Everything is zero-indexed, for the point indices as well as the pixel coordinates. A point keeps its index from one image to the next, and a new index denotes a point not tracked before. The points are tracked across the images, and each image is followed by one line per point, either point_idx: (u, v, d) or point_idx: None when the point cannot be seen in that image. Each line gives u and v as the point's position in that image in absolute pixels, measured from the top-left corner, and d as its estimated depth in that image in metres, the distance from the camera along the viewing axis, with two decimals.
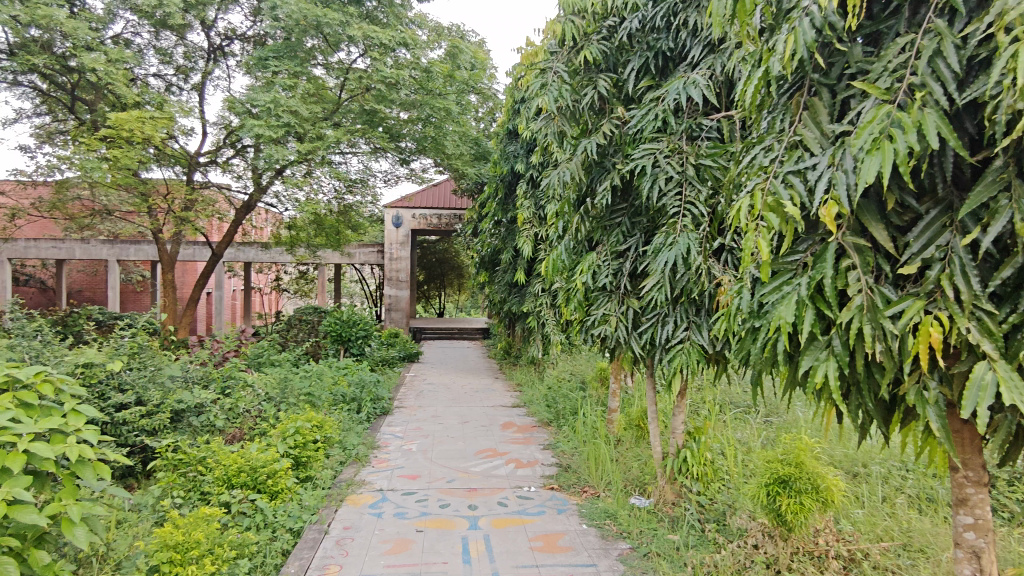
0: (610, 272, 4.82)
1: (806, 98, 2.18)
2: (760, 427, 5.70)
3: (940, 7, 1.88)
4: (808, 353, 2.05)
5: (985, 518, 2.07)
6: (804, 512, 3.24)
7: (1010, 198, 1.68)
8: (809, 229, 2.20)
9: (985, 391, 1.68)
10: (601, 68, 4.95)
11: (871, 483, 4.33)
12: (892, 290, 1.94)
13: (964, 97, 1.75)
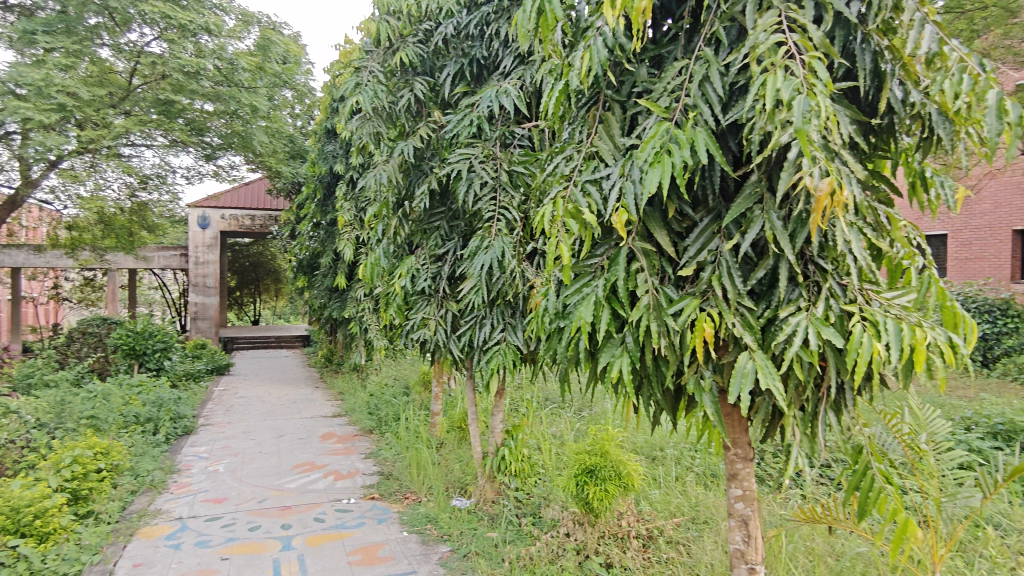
0: (429, 276, 4.81)
1: (600, 113, 2.34)
2: (572, 421, 6.05)
3: (708, 37, 2.12)
4: (605, 350, 2.20)
5: (751, 489, 2.36)
6: (608, 498, 3.48)
7: (762, 208, 1.94)
8: (605, 234, 2.36)
9: (746, 377, 1.91)
10: (417, 71, 4.92)
11: (666, 465, 4.78)
12: (673, 290, 2.14)
13: (727, 118, 1.98)
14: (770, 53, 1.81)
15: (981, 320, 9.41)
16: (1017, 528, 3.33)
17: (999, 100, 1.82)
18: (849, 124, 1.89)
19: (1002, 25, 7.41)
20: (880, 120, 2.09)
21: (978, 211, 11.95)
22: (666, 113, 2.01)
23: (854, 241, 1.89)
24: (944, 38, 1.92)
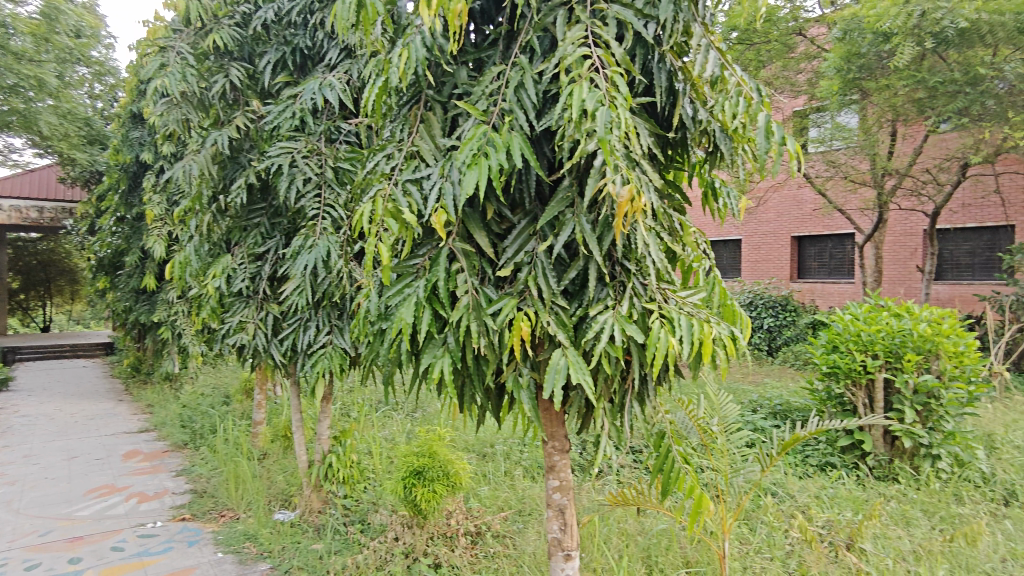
0: (246, 276, 4.48)
1: (421, 112, 2.33)
2: (404, 422, 5.98)
3: (524, 45, 2.19)
4: (427, 351, 2.18)
5: (567, 479, 2.48)
6: (436, 498, 3.49)
7: (573, 212, 2.04)
8: (427, 235, 2.34)
9: (559, 373, 2.00)
10: (233, 55, 4.55)
11: (496, 461, 4.90)
12: (492, 290, 2.19)
13: (540, 125, 2.06)
14: (577, 64, 1.92)
15: (767, 314, 10.75)
16: (789, 494, 3.83)
17: (767, 121, 2.08)
18: (647, 136, 2.06)
19: (781, 57, 8.52)
20: (675, 134, 2.30)
21: (765, 219, 13.68)
22: (483, 116, 2.05)
23: (652, 245, 2.06)
24: (725, 64, 2.16)
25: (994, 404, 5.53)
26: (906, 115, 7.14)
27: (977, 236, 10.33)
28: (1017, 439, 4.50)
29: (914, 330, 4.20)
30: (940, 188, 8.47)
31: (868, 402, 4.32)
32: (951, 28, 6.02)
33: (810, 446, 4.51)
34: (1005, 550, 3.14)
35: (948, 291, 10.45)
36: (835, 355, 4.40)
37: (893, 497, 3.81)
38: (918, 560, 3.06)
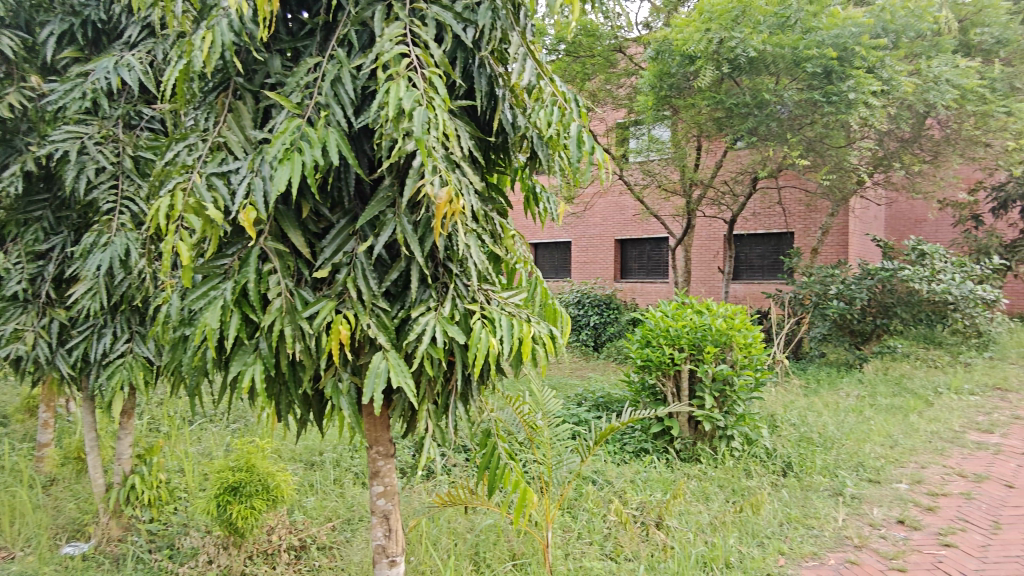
0: (24, 277, 3.85)
1: (229, 101, 2.16)
2: (223, 434, 5.54)
3: (341, 38, 2.12)
4: (236, 358, 2.02)
5: (391, 484, 2.43)
6: (254, 515, 3.26)
7: (393, 212, 2.01)
8: (236, 233, 2.17)
9: (379, 377, 1.94)
10: (5, 21, 3.90)
11: (324, 469, 4.70)
12: (309, 292, 2.08)
13: (358, 122, 2.01)
14: (395, 62, 1.89)
15: (593, 312, 11.43)
16: (607, 480, 4.08)
17: (579, 131, 2.22)
18: (467, 139, 2.09)
19: (604, 71, 9.10)
20: (496, 138, 2.35)
21: (591, 223, 14.56)
22: (296, 109, 1.95)
23: (473, 247, 2.09)
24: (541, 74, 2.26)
25: (777, 388, 6.35)
26: (707, 131, 7.97)
27: (764, 242, 11.81)
28: (794, 417, 5.21)
29: (712, 325, 4.67)
30: (736, 199, 9.56)
31: (675, 391, 4.75)
32: (743, 56, 6.79)
33: (628, 434, 4.85)
34: (783, 515, 3.59)
35: (743, 290, 11.79)
36: (648, 349, 4.77)
37: (695, 476, 4.22)
38: (713, 531, 3.40)
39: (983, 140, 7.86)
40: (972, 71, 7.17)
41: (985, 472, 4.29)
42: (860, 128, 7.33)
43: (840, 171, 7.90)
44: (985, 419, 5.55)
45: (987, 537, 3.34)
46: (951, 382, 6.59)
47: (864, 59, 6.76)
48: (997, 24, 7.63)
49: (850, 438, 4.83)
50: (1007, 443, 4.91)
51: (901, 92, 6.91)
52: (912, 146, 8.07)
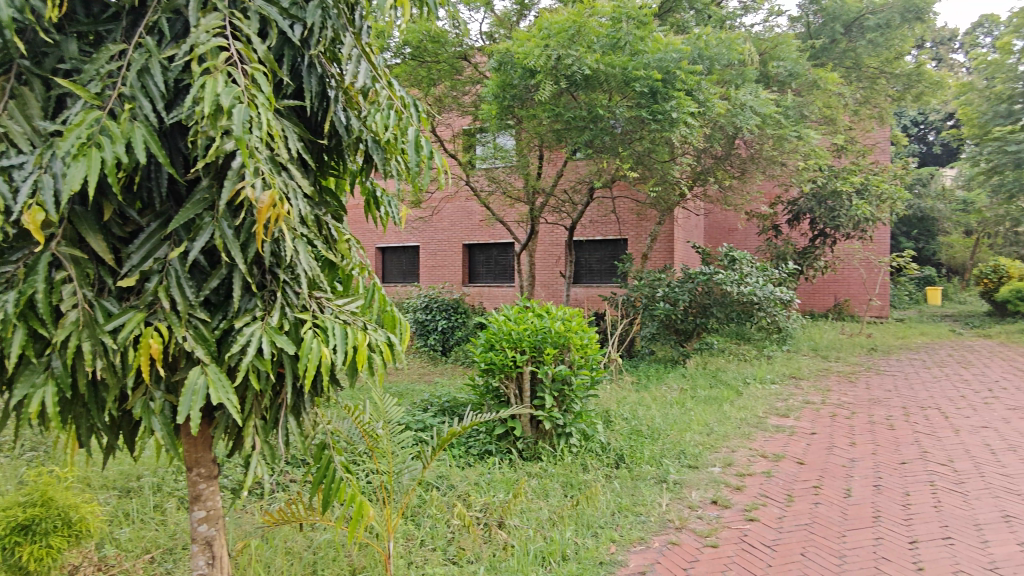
0: None
1: (11, 86, 1.89)
2: (15, 465, 4.83)
3: (151, 25, 1.95)
4: (20, 381, 1.77)
5: (215, 508, 2.27)
6: (52, 555, 2.88)
7: (212, 216, 1.87)
8: (20, 237, 1.90)
9: (196, 395, 1.79)
10: None
11: (142, 496, 4.26)
12: (113, 303, 1.88)
13: (171, 117, 1.85)
14: (212, 55, 1.77)
15: (440, 316, 11.36)
16: (451, 484, 4.10)
17: (415, 136, 2.23)
18: (295, 140, 2.01)
19: (449, 78, 9.18)
20: (328, 140, 2.28)
21: (439, 228, 14.60)
22: (95, 100, 1.75)
23: (303, 253, 2.00)
24: (376, 76, 2.23)
25: (611, 386, 6.77)
26: (547, 141, 8.34)
27: (603, 247, 12.52)
28: (626, 412, 5.59)
29: (551, 327, 4.86)
30: (575, 207, 10.06)
31: (518, 392, 4.87)
32: (578, 73, 7.17)
33: (472, 437, 4.91)
34: (615, 505, 3.82)
35: (583, 293, 12.41)
36: (491, 353, 4.81)
37: (536, 474, 4.38)
38: (552, 526, 3.54)
39: (780, 159, 8.95)
40: (770, 100, 8.12)
41: (781, 452, 4.89)
42: (681, 144, 8.04)
43: (665, 183, 8.64)
44: (783, 404, 6.32)
45: (783, 510, 3.80)
46: (756, 373, 7.44)
47: (684, 82, 7.39)
48: (790, 59, 8.62)
49: (674, 428, 5.28)
50: (799, 425, 5.63)
51: (714, 113, 7.65)
52: (725, 163, 8.98)
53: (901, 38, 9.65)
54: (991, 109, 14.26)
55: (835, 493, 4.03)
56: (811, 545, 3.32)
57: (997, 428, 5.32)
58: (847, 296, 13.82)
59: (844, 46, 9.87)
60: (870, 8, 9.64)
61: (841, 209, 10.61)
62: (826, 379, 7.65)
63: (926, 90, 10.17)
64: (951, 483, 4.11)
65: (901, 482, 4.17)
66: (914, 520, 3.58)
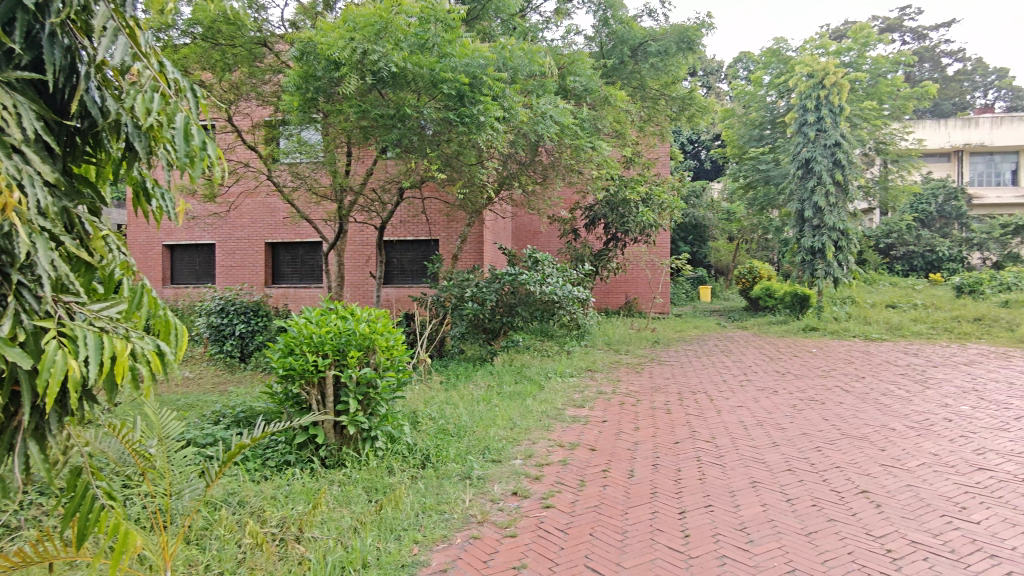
0: None
1: None
2: None
3: None
4: None
5: None
6: None
7: None
8: None
9: None
10: None
11: None
12: None
13: None
14: None
15: (239, 320, 10.51)
16: (243, 501, 3.81)
17: (185, 124, 2.03)
18: (30, 118, 1.73)
19: (247, 65, 8.48)
20: (79, 123, 1.99)
21: (238, 224, 13.53)
22: None
23: (41, 250, 1.72)
24: (138, 54, 1.99)
25: (420, 386, 6.77)
26: (353, 138, 8.14)
27: (415, 247, 12.52)
28: (433, 411, 5.62)
29: (356, 330, 4.70)
30: (385, 206, 9.90)
31: (320, 397, 4.64)
32: (384, 70, 7.08)
33: (270, 447, 4.60)
34: (419, 506, 3.82)
35: (394, 293, 12.33)
36: (290, 358, 4.51)
37: (338, 482, 4.23)
38: (353, 533, 3.44)
39: (577, 168, 9.60)
40: (567, 111, 8.67)
41: (577, 440, 5.25)
42: (487, 148, 8.27)
43: (473, 185, 8.89)
44: (579, 396, 6.80)
45: (576, 494, 4.08)
46: (557, 367, 7.92)
47: (490, 89, 7.59)
48: (584, 76, 9.29)
49: (480, 425, 5.42)
50: (593, 414, 6.09)
51: (517, 121, 7.97)
52: (529, 169, 9.40)
53: (677, 65, 10.78)
54: (747, 132, 16.61)
55: (621, 474, 4.42)
56: (598, 526, 3.59)
57: (749, 406, 6.20)
58: (635, 294, 15.24)
59: (631, 67, 10.74)
60: (651, 36, 10.60)
61: (630, 215, 11.64)
62: (617, 371, 8.37)
63: (697, 112, 11.55)
64: (713, 457, 4.71)
65: (674, 460, 4.69)
66: (684, 493, 4.04)
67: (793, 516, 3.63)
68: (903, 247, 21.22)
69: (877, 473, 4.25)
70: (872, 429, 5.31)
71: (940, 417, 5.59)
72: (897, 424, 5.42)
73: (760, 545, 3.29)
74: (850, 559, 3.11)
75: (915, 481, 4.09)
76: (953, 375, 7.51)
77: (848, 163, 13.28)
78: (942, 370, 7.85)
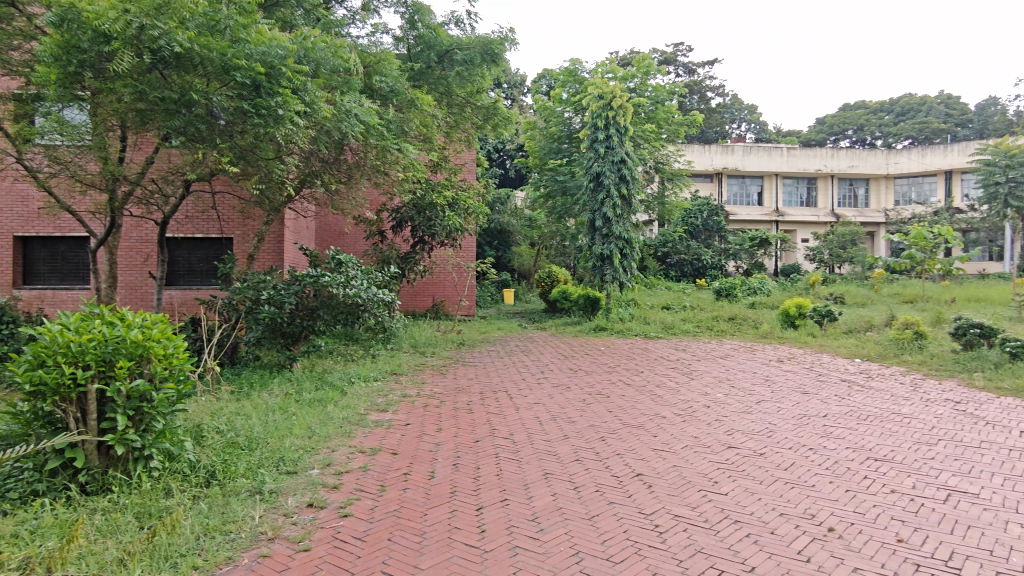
0: None
1: None
2: None
3: None
4: None
5: None
6: None
7: None
8: None
9: None
10: None
11: None
12: None
13: None
14: None
15: None
16: None
17: None
18: None
19: None
20: None
21: None
22: None
23: None
24: None
25: (206, 398, 6.21)
26: (128, 121, 7.24)
27: (204, 246, 11.49)
28: (220, 424, 5.19)
29: (126, 337, 4.12)
30: (166, 200, 8.92)
31: (79, 415, 4.04)
32: (167, 49, 6.41)
33: (11, 476, 3.92)
34: (201, 527, 3.50)
35: (179, 296, 11.24)
36: (39, 372, 3.86)
37: (102, 510, 3.73)
38: (119, 567, 3.05)
39: (383, 169, 9.47)
40: (372, 111, 8.53)
41: (378, 445, 5.18)
42: (286, 143, 7.84)
43: (270, 181, 8.39)
44: (383, 400, 6.72)
45: (375, 500, 4.03)
46: (360, 372, 7.73)
47: (290, 80, 7.21)
48: (391, 77, 9.26)
49: (274, 436, 5.11)
50: (396, 418, 6.05)
51: (320, 117, 7.68)
52: (332, 168, 9.08)
53: (481, 76, 11.13)
54: (547, 145, 17.69)
55: (422, 476, 4.45)
56: (397, 529, 3.58)
57: (544, 403, 6.58)
58: (442, 297, 15.46)
59: (438, 74, 10.92)
60: (457, 44, 10.85)
61: (436, 219, 11.73)
62: (422, 373, 8.40)
63: (500, 122, 12.00)
64: (510, 453, 4.93)
65: (474, 458, 4.83)
66: (481, 490, 4.17)
67: (579, 503, 3.93)
68: (676, 255, 23.92)
69: (650, 458, 4.75)
70: (646, 418, 5.92)
71: (701, 404, 6.40)
72: (667, 412, 6.10)
73: (549, 533, 3.51)
74: (625, 537, 3.44)
75: (679, 462, 4.64)
76: (710, 367, 8.65)
77: (631, 179, 14.71)
78: (702, 363, 9.00)
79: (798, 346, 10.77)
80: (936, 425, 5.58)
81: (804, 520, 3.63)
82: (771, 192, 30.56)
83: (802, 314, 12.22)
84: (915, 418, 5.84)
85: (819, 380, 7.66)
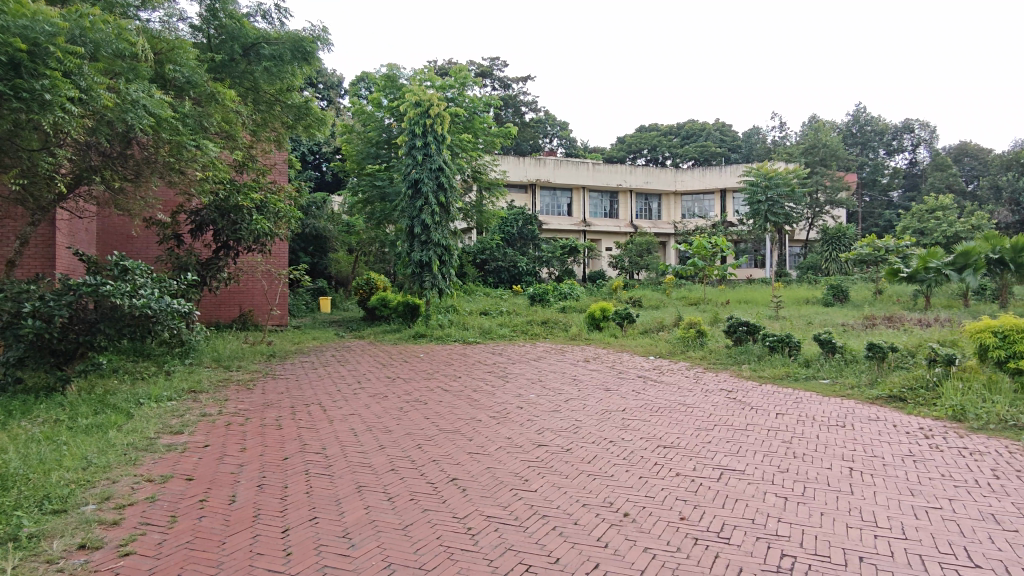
0: None
1: None
2: None
3: None
4: None
5: None
6: None
7: None
8: None
9: None
10: None
11: None
12: None
13: None
14: None
15: None
16: None
17: None
18: None
19: None
20: None
21: None
22: None
23: None
24: None
25: None
26: None
27: None
28: None
29: None
30: None
31: None
32: None
33: None
34: None
35: None
36: None
37: None
38: None
39: (178, 167, 8.63)
40: (165, 102, 7.72)
41: (170, 471, 4.68)
42: (55, 132, 6.84)
43: (35, 175, 7.27)
44: (177, 421, 6.09)
45: (163, 533, 3.63)
46: (151, 392, 6.93)
47: (60, 62, 6.31)
48: (187, 67, 8.49)
49: (37, 471, 4.40)
50: (193, 440, 5.52)
51: (99, 106, 6.78)
52: (116, 163, 8.09)
53: (292, 74, 10.58)
54: (364, 149, 17.37)
55: (221, 502, 4.10)
56: (189, 563, 3.27)
57: (359, 413, 6.40)
58: (250, 306, 14.44)
59: (242, 67, 10.21)
60: (265, 38, 10.24)
61: (242, 222, 10.94)
62: (225, 390, 7.74)
63: (313, 123, 11.49)
64: (321, 468, 4.73)
65: (281, 477, 4.56)
66: (288, 510, 3.95)
67: (392, 513, 3.88)
68: (494, 262, 24.66)
69: (464, 461, 4.83)
70: (462, 422, 6.00)
71: (514, 406, 6.65)
72: (482, 416, 6.24)
73: (359, 548, 3.41)
74: (438, 543, 3.45)
75: (492, 464, 4.77)
76: (524, 369, 9.02)
77: (449, 187, 14.88)
78: (516, 366, 9.34)
79: (601, 347, 11.64)
80: (713, 412, 6.33)
81: (603, 509, 3.91)
82: (579, 203, 32.72)
83: (605, 317, 13.22)
84: (697, 407, 6.57)
85: (619, 378, 8.32)
